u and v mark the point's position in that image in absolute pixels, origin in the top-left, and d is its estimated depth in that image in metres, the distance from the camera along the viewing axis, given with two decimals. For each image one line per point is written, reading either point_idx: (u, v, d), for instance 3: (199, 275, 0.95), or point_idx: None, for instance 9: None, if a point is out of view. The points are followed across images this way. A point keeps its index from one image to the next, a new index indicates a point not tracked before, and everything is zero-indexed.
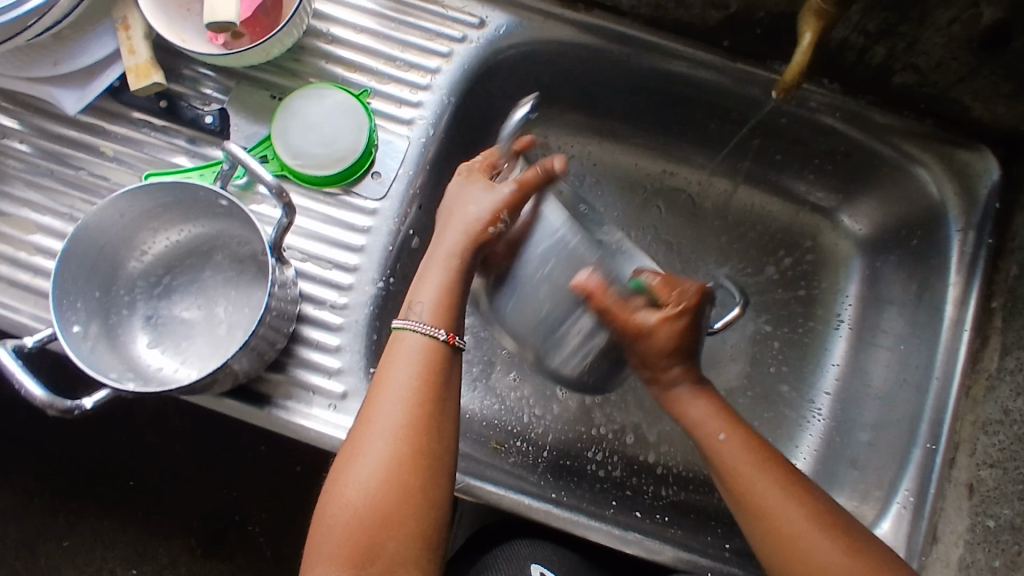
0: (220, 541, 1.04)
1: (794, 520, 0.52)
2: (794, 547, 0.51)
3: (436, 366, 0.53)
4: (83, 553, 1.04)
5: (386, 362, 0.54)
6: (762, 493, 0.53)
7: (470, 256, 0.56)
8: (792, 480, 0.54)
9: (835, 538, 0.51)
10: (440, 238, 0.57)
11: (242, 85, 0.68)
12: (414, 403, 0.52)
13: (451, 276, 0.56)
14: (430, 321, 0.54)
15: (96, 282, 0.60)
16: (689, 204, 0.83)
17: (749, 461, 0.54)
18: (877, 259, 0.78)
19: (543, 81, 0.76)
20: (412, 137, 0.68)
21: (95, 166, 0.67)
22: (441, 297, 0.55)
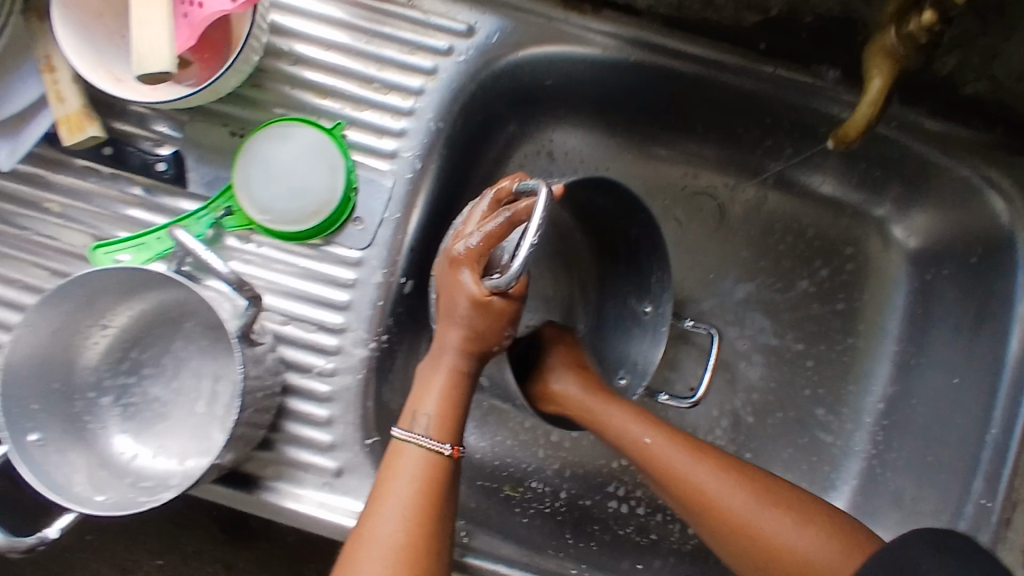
0: (242, 528, 0.95)
1: (729, 497, 0.54)
2: (753, 536, 0.52)
3: (438, 481, 0.49)
4: (107, 546, 0.94)
5: (385, 476, 0.49)
6: (673, 459, 0.57)
7: (472, 363, 0.53)
8: (784, 492, 0.54)
9: (782, 512, 0.52)
10: (439, 335, 0.53)
11: (197, 120, 0.60)
12: (414, 521, 0.47)
13: (452, 385, 0.52)
14: (435, 435, 0.50)
15: (52, 373, 0.54)
16: (715, 214, 0.75)
17: (670, 438, 0.58)
18: (928, 272, 0.70)
19: (546, 86, 0.67)
20: (395, 173, 0.60)
21: (42, 225, 0.59)
22: (445, 407, 0.52)
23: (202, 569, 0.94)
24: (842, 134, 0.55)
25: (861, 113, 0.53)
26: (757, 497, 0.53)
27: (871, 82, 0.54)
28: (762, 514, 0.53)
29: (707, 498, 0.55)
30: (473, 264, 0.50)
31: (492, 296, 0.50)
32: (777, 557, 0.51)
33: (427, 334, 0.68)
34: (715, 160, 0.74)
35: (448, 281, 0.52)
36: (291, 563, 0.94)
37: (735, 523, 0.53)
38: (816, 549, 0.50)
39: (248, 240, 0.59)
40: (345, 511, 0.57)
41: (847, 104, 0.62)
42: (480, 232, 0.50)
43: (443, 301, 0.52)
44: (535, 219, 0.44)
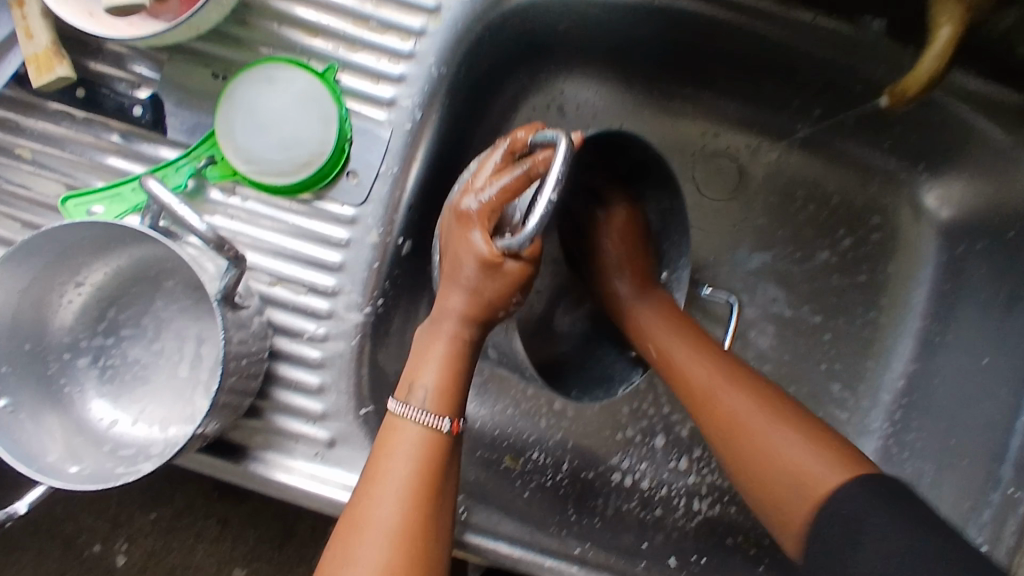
0: (235, 485, 0.92)
1: (737, 403, 0.52)
2: (762, 463, 0.49)
3: (435, 459, 0.48)
4: (98, 499, 0.92)
5: (380, 454, 0.48)
6: (695, 371, 0.56)
7: (474, 329, 0.51)
8: (793, 413, 0.51)
9: (807, 436, 0.49)
10: (441, 298, 0.51)
11: (176, 60, 0.54)
12: (410, 501, 0.46)
13: (453, 353, 0.51)
14: (433, 409, 0.49)
15: (22, 334, 0.50)
16: (736, 177, 0.71)
17: (702, 353, 0.57)
18: (960, 246, 0.66)
19: (560, 30, 0.62)
20: (393, 123, 0.55)
21: (10, 171, 0.55)
22: (445, 378, 0.50)
23: (194, 525, 0.92)
24: (902, 90, 0.55)
25: (926, 71, 0.52)
26: (766, 411, 0.51)
27: (939, 31, 0.50)
28: (771, 426, 0.50)
29: (712, 404, 0.54)
30: (483, 222, 0.48)
31: (502, 258, 0.48)
32: (767, 467, 0.49)
33: (426, 297, 0.65)
34: (737, 117, 0.70)
35: (455, 240, 0.50)
36: (286, 522, 0.92)
37: (746, 440, 0.51)
38: (808, 462, 0.47)
39: (232, 193, 0.54)
40: (336, 483, 0.54)
41: (879, 58, 0.57)
42: (493, 186, 0.48)
43: (448, 263, 0.50)
44: (553, 174, 0.41)
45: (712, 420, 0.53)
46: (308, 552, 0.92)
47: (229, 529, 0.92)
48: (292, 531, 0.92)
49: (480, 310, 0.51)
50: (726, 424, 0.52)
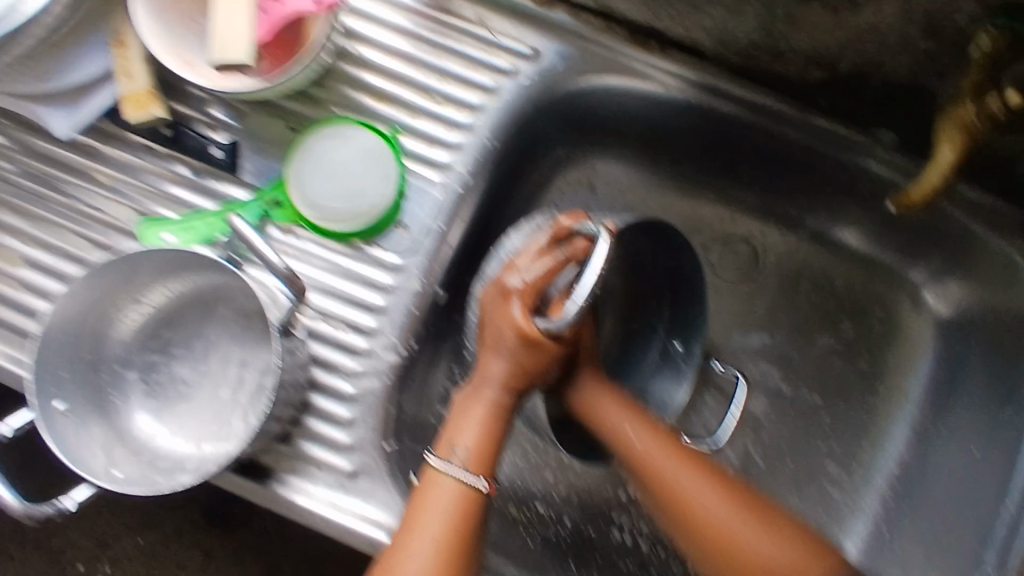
0: (226, 518, 0.93)
1: (725, 522, 0.48)
2: (730, 554, 0.47)
3: (470, 518, 0.50)
4: (91, 518, 0.92)
5: (418, 508, 0.50)
6: (665, 469, 0.51)
7: (512, 399, 0.55)
8: (745, 498, 0.49)
9: (772, 532, 0.47)
10: (481, 367, 0.55)
11: (257, 112, 0.60)
12: (443, 557, 0.48)
13: (490, 418, 0.54)
14: (472, 468, 0.51)
15: (83, 343, 0.54)
16: (749, 260, 0.76)
17: (663, 446, 0.52)
18: (957, 344, 0.71)
19: (599, 116, 0.69)
20: (445, 184, 0.60)
21: (88, 194, 0.60)
22: (482, 442, 0.53)
23: (180, 554, 0.92)
24: (906, 200, 0.60)
25: (927, 186, 0.58)
26: (726, 500, 0.49)
27: (942, 151, 0.56)
28: (751, 532, 0.47)
29: (700, 516, 0.48)
30: (526, 300, 0.55)
31: (542, 335, 0.53)
32: (740, 567, 0.47)
33: (449, 346, 0.69)
34: (752, 205, 0.75)
35: (497, 314, 0.55)
36: (272, 559, 0.92)
37: (695, 521, 0.48)
38: (775, 558, 0.47)
39: (290, 232, 0.59)
40: (355, 513, 0.57)
41: (886, 164, 0.64)
42: (535, 267, 0.55)
43: (491, 333, 0.55)
44: (595, 261, 0.51)
45: (683, 524, 0.49)
46: None
47: (214, 562, 0.92)
48: (276, 568, 0.92)
49: (517, 381, 0.54)
50: (676, 501, 0.50)
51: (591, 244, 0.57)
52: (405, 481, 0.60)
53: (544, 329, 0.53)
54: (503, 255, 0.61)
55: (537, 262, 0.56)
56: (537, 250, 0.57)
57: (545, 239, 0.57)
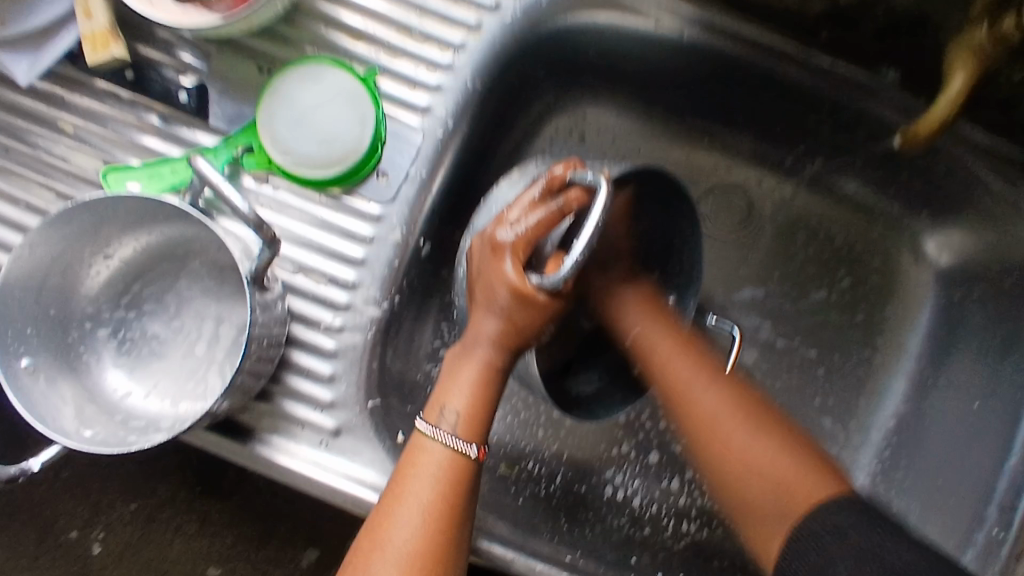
0: (218, 482, 0.92)
1: (716, 414, 0.52)
2: (729, 453, 0.51)
3: (459, 483, 0.49)
4: (80, 484, 0.91)
5: (406, 474, 0.49)
6: (677, 369, 0.56)
7: (506, 358, 0.52)
8: (774, 429, 0.51)
9: (778, 441, 0.50)
10: (472, 326, 0.52)
11: (224, 53, 0.57)
12: (431, 525, 0.48)
13: (482, 379, 0.52)
14: (461, 434, 0.50)
15: (48, 299, 0.52)
16: (745, 210, 0.73)
17: (680, 348, 0.57)
18: (957, 293, 0.69)
19: (588, 58, 0.66)
20: (426, 129, 0.58)
21: (50, 143, 0.57)
22: (473, 404, 0.51)
23: (173, 519, 0.91)
24: (914, 132, 0.59)
25: (939, 113, 0.56)
26: (747, 424, 0.51)
27: (953, 79, 0.54)
28: (739, 428, 0.51)
29: (696, 410, 0.53)
30: (518, 256, 0.50)
31: (535, 291, 0.50)
32: (740, 473, 0.50)
33: (435, 301, 0.67)
34: (748, 152, 0.72)
35: (488, 269, 0.51)
36: (265, 522, 0.91)
37: (722, 444, 0.51)
38: (787, 473, 0.48)
39: (265, 181, 0.56)
40: (338, 471, 0.55)
41: (885, 101, 0.62)
42: (526, 219, 0.51)
43: (480, 290, 0.52)
44: (592, 219, 0.46)
45: (699, 428, 0.53)
46: (284, 554, 0.91)
47: (207, 527, 0.91)
48: (270, 531, 0.91)
49: (511, 339, 0.52)
50: (695, 419, 0.53)
51: (587, 193, 0.52)
52: (389, 439, 0.58)
53: (538, 285, 0.50)
54: (495, 205, 0.57)
55: (529, 214, 0.51)
56: (529, 202, 0.52)
57: (539, 189, 0.52)
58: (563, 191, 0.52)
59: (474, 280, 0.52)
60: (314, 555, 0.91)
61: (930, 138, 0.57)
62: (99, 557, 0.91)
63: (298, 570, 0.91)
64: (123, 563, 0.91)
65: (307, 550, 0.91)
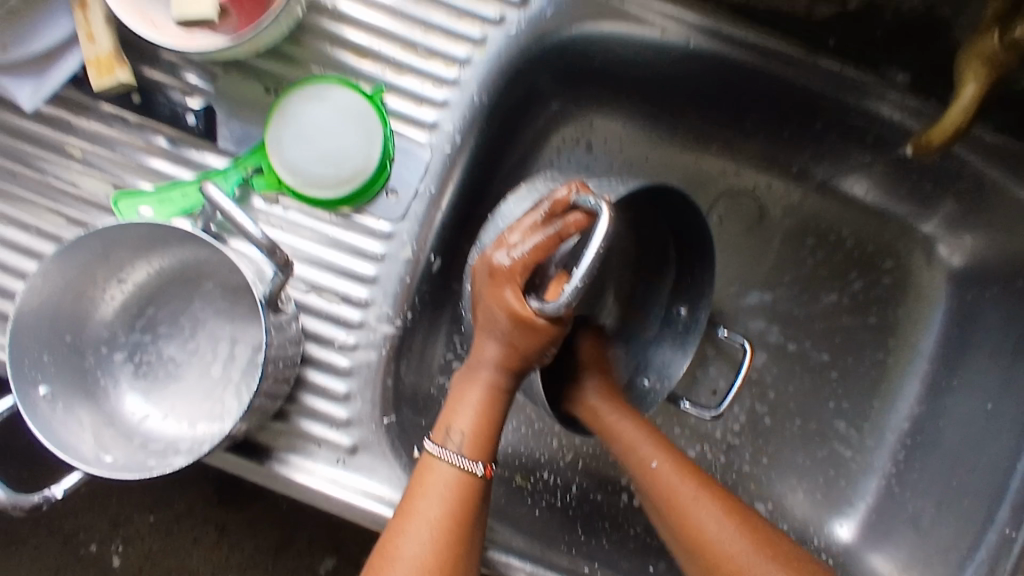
0: (235, 493, 0.92)
1: (723, 541, 0.51)
2: (712, 562, 0.51)
3: (467, 500, 0.50)
4: (98, 499, 0.92)
5: (415, 492, 0.50)
6: (677, 488, 0.55)
7: (509, 379, 0.53)
8: (756, 524, 0.52)
9: (747, 532, 0.51)
10: (476, 349, 0.53)
11: (231, 74, 0.57)
12: (440, 542, 0.48)
13: (487, 402, 0.53)
14: (467, 453, 0.51)
15: (63, 325, 0.52)
16: (755, 214, 0.73)
17: (640, 434, 0.58)
18: (969, 294, 0.69)
19: (594, 67, 0.66)
20: (434, 145, 0.58)
21: (61, 168, 0.57)
22: (478, 425, 0.52)
23: (192, 530, 0.92)
24: (926, 141, 0.56)
25: (951, 121, 0.54)
26: (719, 513, 0.53)
27: (965, 87, 0.53)
28: (755, 561, 0.50)
29: (684, 513, 0.53)
30: (517, 280, 0.51)
31: (535, 316, 0.50)
32: (722, 571, 0.50)
33: (447, 314, 0.67)
34: (755, 156, 0.72)
35: (488, 293, 0.52)
36: (282, 532, 0.92)
37: (712, 555, 0.51)
38: (738, 546, 0.51)
39: (275, 202, 0.56)
40: (356, 489, 0.56)
41: (895, 105, 0.61)
42: (525, 244, 0.51)
43: (483, 313, 0.53)
44: (592, 247, 0.44)
45: (681, 535, 0.53)
46: (302, 563, 0.92)
47: (227, 537, 0.92)
48: (288, 541, 0.92)
49: (513, 361, 0.53)
50: (692, 543, 0.52)
51: (589, 218, 0.51)
52: (404, 455, 0.58)
53: (538, 309, 0.50)
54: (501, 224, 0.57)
55: (528, 238, 0.51)
56: (530, 225, 0.52)
57: (541, 212, 0.52)
58: (565, 213, 0.52)
59: (477, 303, 0.53)
60: (331, 563, 0.92)
61: (937, 147, 0.56)
62: (120, 570, 0.92)
63: None
64: None
65: (325, 558, 0.92)
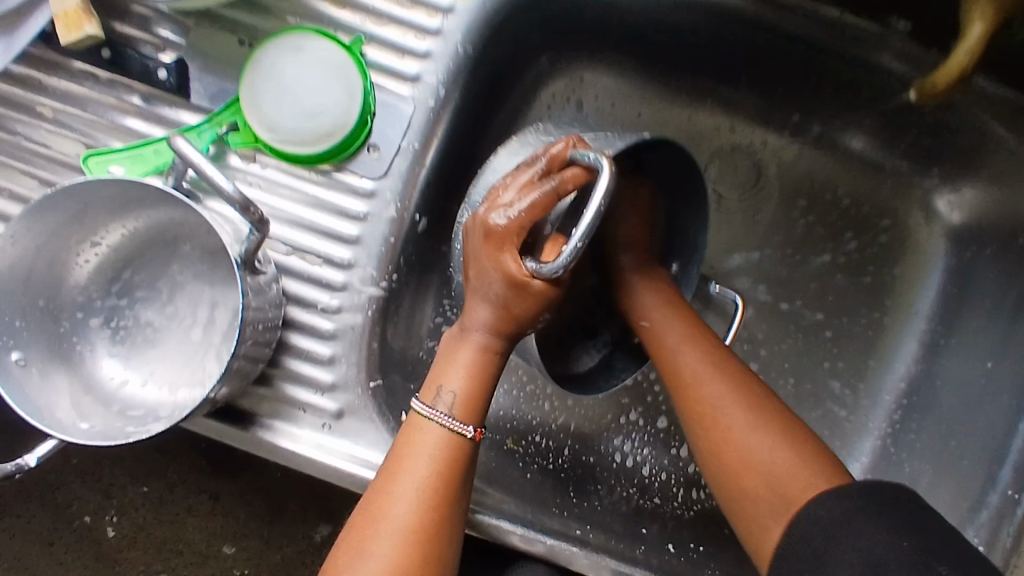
0: (227, 461, 0.92)
1: (732, 419, 0.51)
2: (714, 434, 0.52)
3: (455, 461, 0.49)
4: (88, 469, 0.91)
5: (402, 451, 0.49)
6: (695, 371, 0.54)
7: (502, 342, 0.52)
8: (793, 429, 0.50)
9: (765, 429, 0.50)
10: (468, 309, 0.52)
11: (202, 25, 0.55)
12: (427, 503, 0.48)
13: (479, 365, 0.52)
14: (458, 416, 0.50)
15: (36, 289, 0.50)
16: (750, 171, 0.72)
17: (690, 335, 0.57)
18: (969, 251, 0.68)
19: (583, 16, 0.64)
20: (417, 99, 0.56)
21: (29, 129, 0.55)
22: (469, 386, 0.51)
23: (185, 500, 0.91)
24: (929, 86, 0.55)
25: (956, 63, 0.53)
26: (756, 425, 0.51)
27: (969, 31, 0.52)
28: (749, 427, 0.51)
29: (701, 404, 0.53)
30: (513, 239, 0.49)
31: (530, 278, 0.49)
32: (727, 445, 0.51)
33: (435, 276, 0.66)
34: (751, 110, 0.71)
35: (482, 254, 0.50)
36: (276, 500, 0.91)
37: (703, 411, 0.53)
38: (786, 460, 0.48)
39: (252, 160, 0.54)
40: (342, 454, 0.54)
41: (896, 55, 0.60)
42: (521, 202, 0.49)
43: (474, 273, 0.51)
44: (593, 205, 0.43)
45: (693, 410, 0.53)
46: (296, 531, 0.91)
47: (221, 506, 0.91)
48: (282, 509, 0.91)
49: (505, 323, 0.51)
50: (687, 398, 0.54)
51: (588, 174, 0.49)
52: (392, 418, 0.57)
53: (534, 272, 0.49)
54: (491, 177, 0.56)
55: (523, 196, 0.49)
56: (526, 182, 0.50)
57: (536, 169, 0.50)
58: (562, 170, 0.50)
59: (469, 262, 0.51)
60: (326, 531, 0.91)
61: (940, 89, 0.55)
62: (113, 540, 0.91)
63: (312, 545, 0.91)
64: (137, 545, 0.91)
65: (320, 526, 0.91)
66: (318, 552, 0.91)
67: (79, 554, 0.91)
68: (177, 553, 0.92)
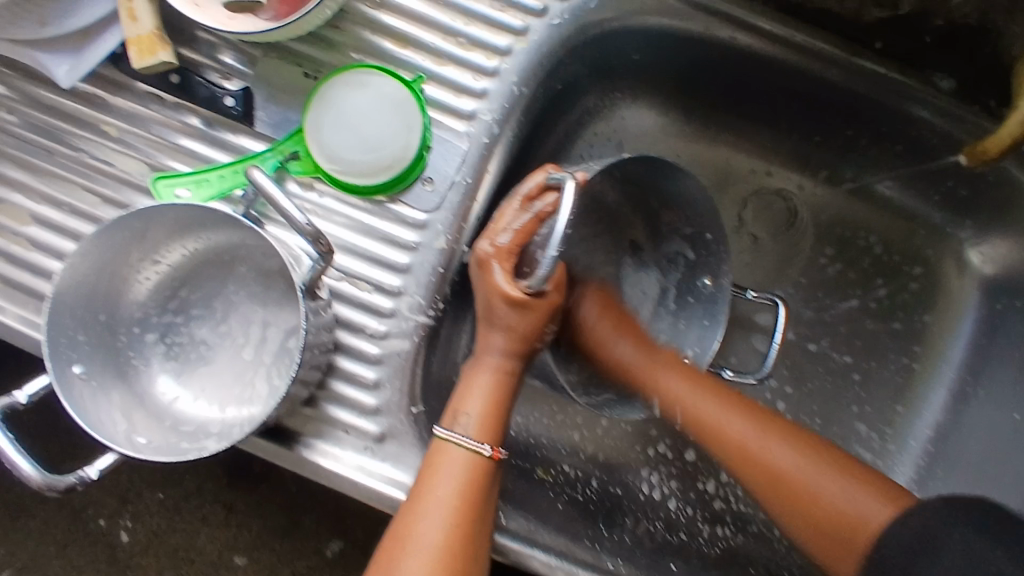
0: (246, 473, 0.93)
1: (752, 441, 0.54)
2: (772, 477, 0.52)
3: (477, 482, 0.51)
4: (111, 474, 0.92)
5: (427, 475, 0.51)
6: (696, 401, 0.57)
7: (515, 362, 0.57)
8: (824, 450, 0.52)
9: (823, 467, 0.51)
10: (479, 337, 0.57)
11: (270, 56, 0.57)
12: (454, 522, 0.49)
13: (494, 388, 0.56)
14: (474, 435, 0.53)
15: (98, 305, 0.52)
16: (785, 214, 0.73)
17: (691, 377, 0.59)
18: (999, 303, 0.69)
19: (631, 60, 0.66)
20: (470, 135, 0.57)
21: (97, 146, 0.57)
22: (487, 409, 0.54)
23: (201, 508, 0.92)
24: (980, 150, 0.59)
25: (1007, 133, 0.56)
26: (806, 457, 0.52)
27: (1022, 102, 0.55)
28: (791, 457, 0.52)
29: (738, 444, 0.54)
30: (505, 260, 0.53)
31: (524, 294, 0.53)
32: (783, 481, 0.52)
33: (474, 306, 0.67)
34: (787, 157, 0.73)
35: (481, 282, 0.55)
36: (291, 513, 0.92)
37: (768, 473, 0.53)
38: (860, 505, 0.48)
39: (310, 188, 0.56)
40: (381, 477, 0.56)
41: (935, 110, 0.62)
42: (509, 229, 0.53)
43: (482, 305, 0.56)
44: (559, 215, 0.45)
45: (751, 466, 0.53)
46: (309, 546, 0.92)
47: (233, 517, 0.92)
48: (297, 523, 0.92)
49: (517, 344, 0.56)
50: (736, 452, 0.55)
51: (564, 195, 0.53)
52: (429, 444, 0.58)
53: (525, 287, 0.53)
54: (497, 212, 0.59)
55: (511, 222, 0.53)
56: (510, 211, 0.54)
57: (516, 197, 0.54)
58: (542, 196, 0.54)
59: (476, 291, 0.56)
60: (338, 546, 0.92)
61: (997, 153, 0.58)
62: (128, 544, 0.92)
63: (323, 561, 0.91)
64: (151, 551, 0.92)
65: (332, 541, 0.92)
66: (329, 568, 0.91)
67: (92, 558, 0.92)
68: (189, 562, 0.92)
